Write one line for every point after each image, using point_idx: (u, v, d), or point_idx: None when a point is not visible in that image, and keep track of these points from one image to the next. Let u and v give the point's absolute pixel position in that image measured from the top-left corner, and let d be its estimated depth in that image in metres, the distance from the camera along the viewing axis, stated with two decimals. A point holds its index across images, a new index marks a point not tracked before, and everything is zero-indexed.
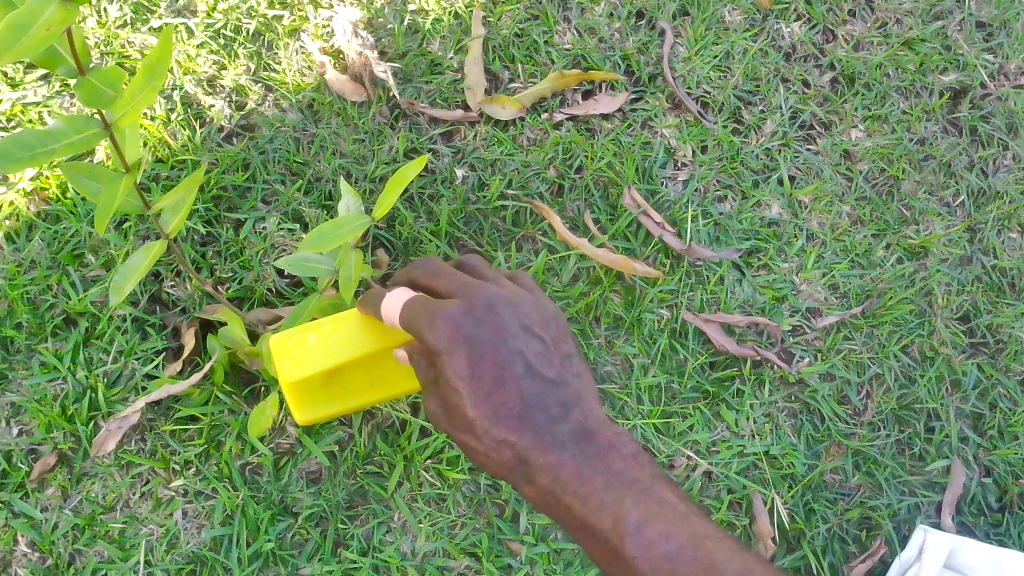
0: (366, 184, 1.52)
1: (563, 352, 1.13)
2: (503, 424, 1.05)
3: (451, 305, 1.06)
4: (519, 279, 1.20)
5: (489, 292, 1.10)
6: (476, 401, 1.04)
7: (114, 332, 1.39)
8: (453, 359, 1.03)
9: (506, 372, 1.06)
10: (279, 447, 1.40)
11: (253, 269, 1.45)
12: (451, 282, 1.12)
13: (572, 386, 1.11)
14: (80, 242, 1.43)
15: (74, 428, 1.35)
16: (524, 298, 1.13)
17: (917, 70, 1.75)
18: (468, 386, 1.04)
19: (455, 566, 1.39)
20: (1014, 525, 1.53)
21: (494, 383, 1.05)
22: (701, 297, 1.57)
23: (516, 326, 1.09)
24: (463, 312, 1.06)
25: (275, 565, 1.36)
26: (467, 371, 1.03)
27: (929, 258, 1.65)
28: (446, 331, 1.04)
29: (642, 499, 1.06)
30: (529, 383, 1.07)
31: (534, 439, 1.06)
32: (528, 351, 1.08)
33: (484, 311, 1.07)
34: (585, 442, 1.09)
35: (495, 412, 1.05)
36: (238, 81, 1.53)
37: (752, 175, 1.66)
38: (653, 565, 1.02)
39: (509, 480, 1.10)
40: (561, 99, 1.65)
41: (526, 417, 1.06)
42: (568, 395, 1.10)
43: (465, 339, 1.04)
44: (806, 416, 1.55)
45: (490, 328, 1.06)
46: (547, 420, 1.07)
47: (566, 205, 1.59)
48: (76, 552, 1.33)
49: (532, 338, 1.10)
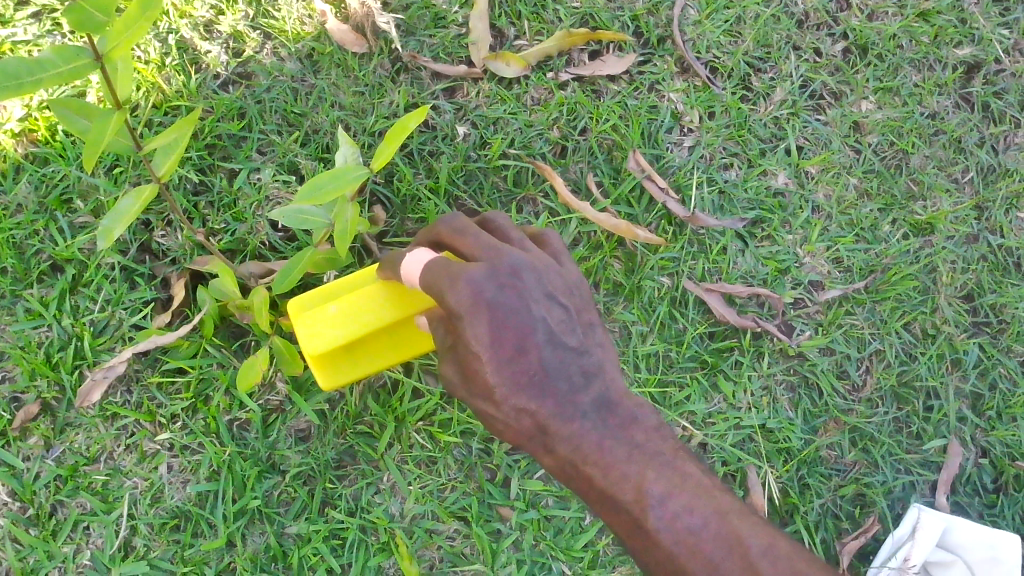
0: (365, 138, 1.48)
1: (586, 322, 1.10)
2: (523, 393, 1.03)
3: (475, 268, 1.02)
4: (551, 241, 1.16)
5: (513, 255, 1.06)
6: (497, 367, 1.01)
7: (102, 280, 1.36)
8: (475, 325, 1.00)
9: (529, 339, 1.03)
10: (268, 404, 1.37)
11: (247, 221, 1.42)
12: (475, 242, 1.07)
13: (595, 356, 1.09)
14: (69, 187, 1.38)
15: (58, 376, 1.32)
16: (548, 264, 1.09)
17: (931, 42, 1.71)
18: (490, 352, 1.00)
19: (444, 530, 1.37)
20: (1009, 507, 1.51)
21: (517, 350, 1.02)
22: (702, 266, 1.54)
23: (540, 292, 1.05)
24: (487, 276, 1.02)
25: (261, 523, 1.33)
26: (489, 337, 1.00)
27: (935, 234, 1.62)
28: (469, 295, 1.00)
29: (665, 472, 1.05)
30: (551, 352, 1.04)
31: (555, 408, 1.04)
32: (551, 319, 1.05)
33: (509, 276, 1.03)
34: (606, 413, 1.07)
35: (516, 379, 1.02)
36: (237, 28, 1.49)
37: (759, 143, 1.62)
38: (677, 539, 1.00)
39: (525, 449, 1.08)
40: (567, 58, 1.61)
41: (547, 385, 1.04)
42: (591, 365, 1.08)
43: (487, 304, 1.00)
44: (805, 390, 1.53)
45: (515, 293, 1.03)
46: (569, 390, 1.05)
47: (569, 166, 1.55)
48: (58, 503, 1.30)
49: (556, 305, 1.07)
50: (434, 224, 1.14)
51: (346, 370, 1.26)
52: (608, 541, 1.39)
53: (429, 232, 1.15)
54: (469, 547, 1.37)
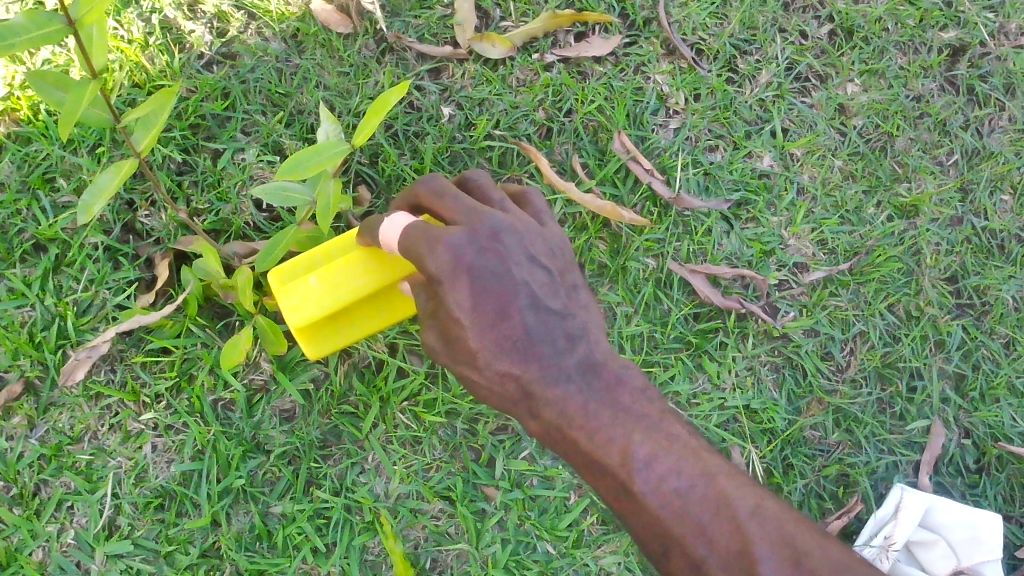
0: (349, 118, 1.48)
1: (569, 284, 1.10)
2: (507, 357, 1.04)
3: (455, 232, 1.02)
4: (535, 201, 1.16)
5: (494, 217, 1.05)
6: (479, 332, 1.02)
7: (85, 260, 1.35)
8: (456, 289, 1.01)
9: (511, 303, 1.03)
10: (253, 383, 1.37)
11: (231, 201, 1.41)
12: (455, 204, 1.07)
13: (579, 319, 1.09)
14: (52, 166, 1.38)
15: (41, 356, 1.31)
16: (530, 226, 1.09)
17: (916, 25, 1.71)
18: (471, 316, 1.02)
19: (429, 509, 1.38)
20: (991, 487, 1.53)
21: (499, 315, 1.03)
22: (687, 247, 1.54)
23: (522, 255, 1.06)
24: (468, 240, 1.02)
25: (245, 502, 1.34)
26: (470, 303, 1.01)
27: (919, 217, 1.63)
28: (449, 260, 1.01)
29: (651, 435, 1.06)
30: (534, 316, 1.05)
31: (539, 372, 1.05)
32: (534, 283, 1.06)
33: (489, 240, 1.03)
34: (591, 375, 1.08)
35: (499, 344, 1.03)
36: (220, 7, 1.48)
37: (745, 125, 1.63)
38: (663, 502, 1.00)
39: (509, 413, 1.09)
40: (553, 40, 1.60)
41: (531, 350, 1.05)
42: (575, 328, 1.09)
43: (468, 268, 1.01)
44: (789, 371, 1.54)
45: (495, 257, 1.03)
46: (553, 353, 1.06)
47: (554, 148, 1.55)
48: (42, 483, 1.30)
49: (538, 268, 1.07)
50: (413, 187, 1.13)
51: (331, 336, 1.27)
52: (593, 521, 1.40)
53: (410, 195, 1.14)
54: (454, 526, 1.38)
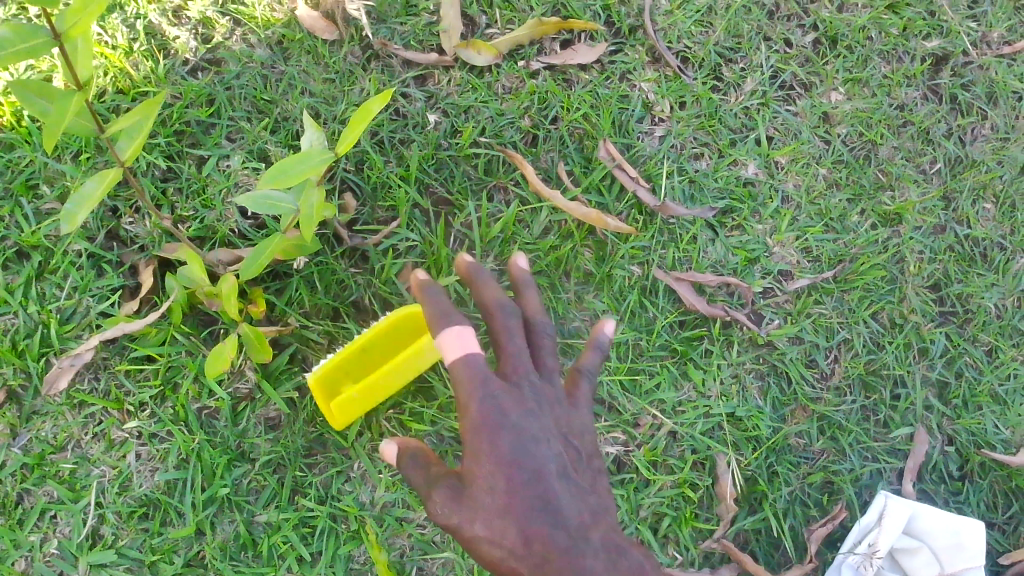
0: (335, 125, 1.47)
1: (596, 470, 1.11)
2: (529, 519, 1.01)
3: (495, 386, 1.06)
4: (578, 381, 1.19)
5: (533, 383, 1.10)
6: (504, 481, 1.02)
7: (69, 267, 1.35)
8: (484, 438, 1.03)
9: (543, 468, 1.03)
10: (238, 392, 1.37)
11: (216, 208, 1.40)
12: (514, 349, 1.12)
13: (606, 503, 1.07)
14: (35, 172, 1.37)
15: (24, 364, 1.31)
16: (563, 407, 1.12)
17: (899, 34, 1.73)
18: (497, 466, 1.02)
19: (415, 518, 1.38)
20: (973, 494, 1.54)
21: (528, 475, 1.02)
22: (673, 255, 1.54)
23: (554, 424, 1.08)
24: (502, 395, 1.06)
25: (230, 511, 1.33)
26: (499, 452, 1.03)
27: (903, 225, 1.64)
28: (483, 407, 1.04)
29: None
30: (563, 484, 1.04)
31: (566, 544, 1.00)
32: (566, 454, 1.07)
33: (531, 406, 1.07)
34: (615, 556, 1.02)
35: (524, 503, 1.01)
36: (205, 13, 1.47)
37: (730, 133, 1.63)
38: None
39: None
40: (538, 47, 1.60)
41: (559, 515, 1.01)
42: (604, 509, 1.06)
43: (499, 419, 1.04)
44: (774, 379, 1.54)
45: (530, 419, 1.06)
46: (580, 524, 1.02)
47: (540, 155, 1.55)
48: (25, 492, 1.29)
49: (570, 444, 1.09)
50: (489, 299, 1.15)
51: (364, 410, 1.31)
52: None
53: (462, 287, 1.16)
54: (440, 535, 1.38)
